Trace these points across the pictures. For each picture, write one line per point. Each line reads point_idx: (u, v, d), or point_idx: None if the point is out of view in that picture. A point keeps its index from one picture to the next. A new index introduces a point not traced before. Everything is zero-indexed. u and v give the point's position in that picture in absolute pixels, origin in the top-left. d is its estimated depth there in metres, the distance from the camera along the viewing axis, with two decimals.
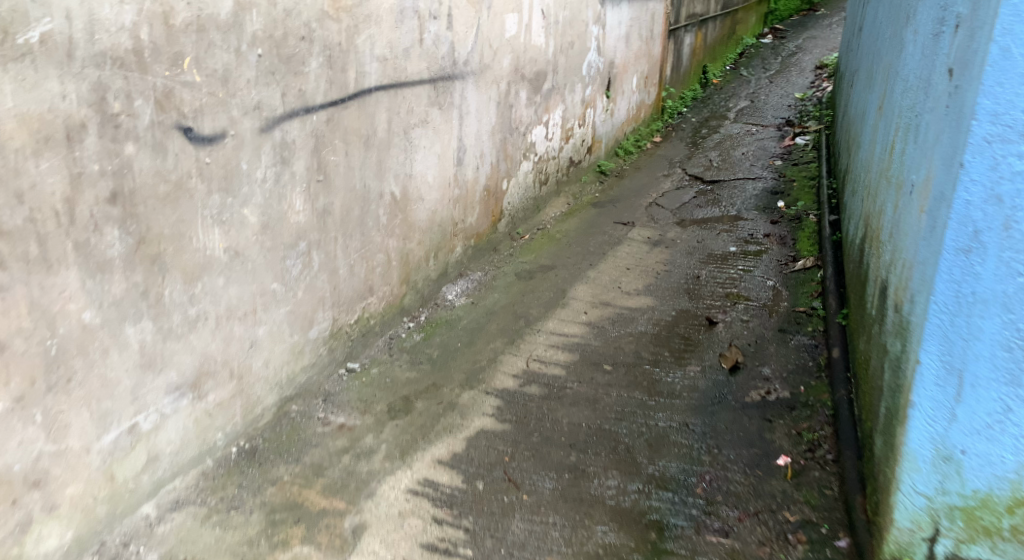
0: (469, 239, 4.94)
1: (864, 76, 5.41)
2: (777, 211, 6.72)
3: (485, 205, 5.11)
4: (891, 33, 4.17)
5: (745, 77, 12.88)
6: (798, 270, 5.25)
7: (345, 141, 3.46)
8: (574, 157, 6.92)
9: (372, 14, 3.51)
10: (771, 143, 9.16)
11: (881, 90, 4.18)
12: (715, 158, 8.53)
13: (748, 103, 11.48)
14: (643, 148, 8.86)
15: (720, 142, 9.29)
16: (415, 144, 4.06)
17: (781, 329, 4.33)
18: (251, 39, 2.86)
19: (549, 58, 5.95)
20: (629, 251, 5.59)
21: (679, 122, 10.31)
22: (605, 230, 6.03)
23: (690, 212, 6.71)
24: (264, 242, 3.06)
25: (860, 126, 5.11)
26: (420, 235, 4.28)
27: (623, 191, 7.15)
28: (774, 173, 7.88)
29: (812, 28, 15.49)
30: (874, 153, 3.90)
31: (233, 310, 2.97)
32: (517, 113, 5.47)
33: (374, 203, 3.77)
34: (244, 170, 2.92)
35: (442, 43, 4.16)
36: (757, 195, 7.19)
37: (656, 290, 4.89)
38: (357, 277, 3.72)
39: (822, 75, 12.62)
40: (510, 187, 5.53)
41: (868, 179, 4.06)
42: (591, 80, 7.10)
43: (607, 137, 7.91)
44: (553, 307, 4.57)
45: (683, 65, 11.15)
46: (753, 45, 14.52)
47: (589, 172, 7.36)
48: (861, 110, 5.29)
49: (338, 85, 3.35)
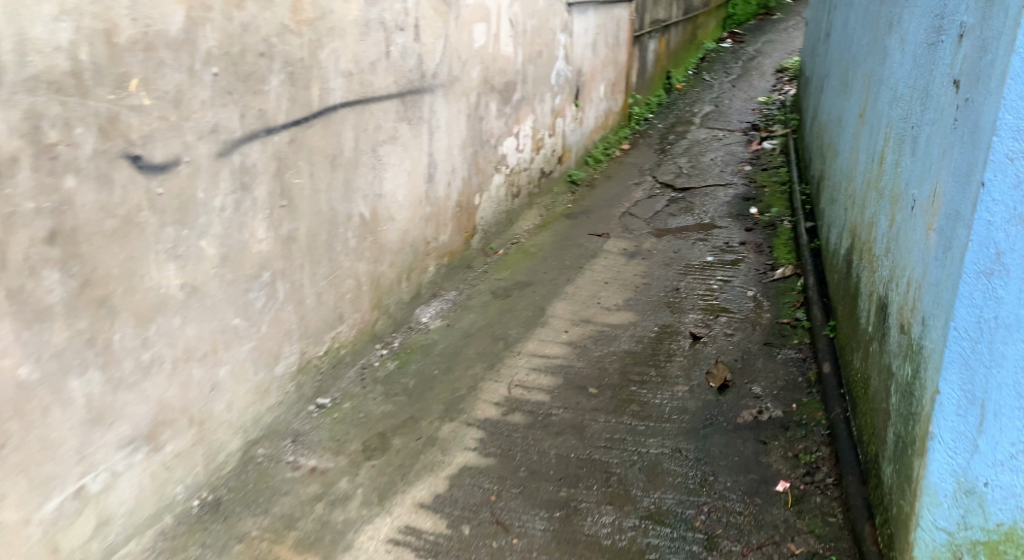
0: (442, 258, 4.74)
1: (835, 81, 5.34)
2: (752, 217, 6.60)
3: (457, 222, 4.93)
4: (867, 37, 4.08)
5: (709, 82, 12.85)
6: (777, 279, 5.10)
7: (309, 162, 3.26)
8: (544, 168, 6.75)
9: (335, 27, 3.31)
10: (739, 148, 9.08)
11: (859, 96, 4.08)
12: (685, 165, 8.42)
13: (714, 108, 11.44)
14: (612, 156, 8.73)
15: (688, 148, 9.19)
16: (384, 161, 3.86)
17: (767, 342, 4.15)
18: (205, 57, 2.64)
19: (517, 67, 5.78)
20: (605, 264, 5.42)
21: (646, 128, 10.21)
22: (580, 243, 5.86)
23: (665, 220, 6.57)
24: (224, 275, 2.84)
25: (834, 131, 5.02)
26: (392, 257, 4.08)
27: (595, 201, 7.01)
28: (745, 178, 7.79)
29: (771, 32, 15.57)
30: (857, 161, 3.80)
31: (192, 352, 2.75)
32: (487, 125, 5.29)
33: (342, 226, 3.56)
34: (200, 200, 2.70)
35: (409, 55, 3.97)
36: (730, 201, 7.08)
37: (636, 305, 4.72)
38: (327, 306, 3.51)
39: (784, 79, 12.65)
40: (482, 202, 5.34)
41: (850, 187, 3.96)
42: (560, 88, 6.95)
43: (576, 146, 7.76)
44: (532, 328, 4.38)
45: (648, 70, 11.07)
46: (715, 49, 14.53)
47: (560, 182, 7.20)
48: (834, 115, 5.22)
49: (301, 104, 3.15)
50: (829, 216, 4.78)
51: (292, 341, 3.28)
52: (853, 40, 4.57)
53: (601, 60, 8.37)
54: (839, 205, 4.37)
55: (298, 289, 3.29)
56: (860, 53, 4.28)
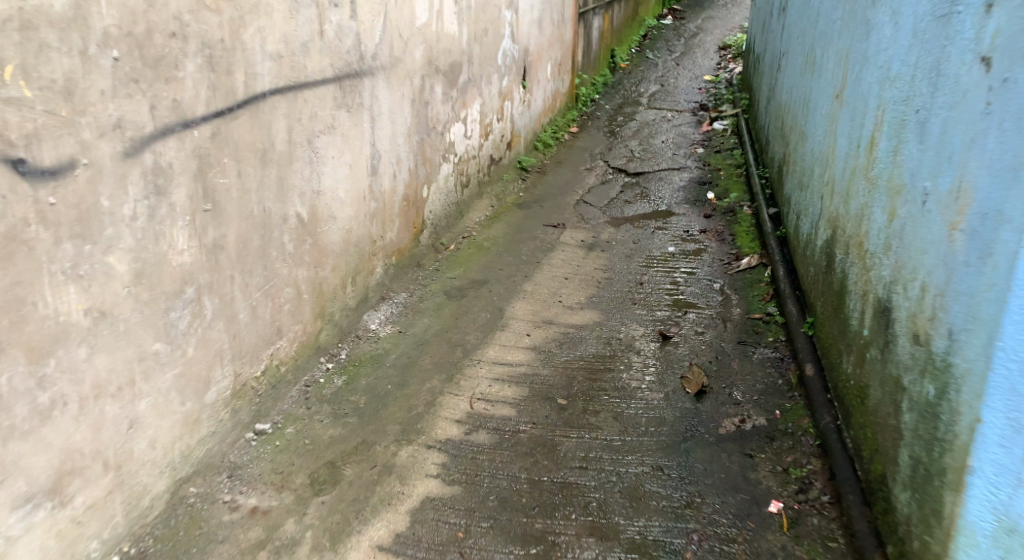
0: (390, 257, 4.37)
1: (798, 61, 5.13)
2: (709, 204, 6.39)
3: (405, 218, 4.55)
4: (839, 15, 3.85)
5: (653, 60, 12.63)
6: (744, 270, 4.94)
7: (236, 159, 2.85)
8: (494, 155, 6.41)
9: (260, 3, 2.90)
10: (689, 130, 8.89)
11: (832, 77, 3.86)
12: (636, 148, 8.17)
13: (659, 87, 11.22)
14: (561, 140, 8.43)
15: (638, 130, 8.95)
16: (322, 154, 3.47)
17: (741, 341, 3.97)
18: (101, 38, 2.22)
19: (463, 47, 5.41)
20: (563, 260, 5.13)
21: (593, 110, 9.94)
22: (535, 236, 5.56)
23: (620, 208, 6.32)
24: (139, 293, 2.43)
25: (799, 115, 4.82)
26: (336, 260, 3.69)
27: (547, 189, 6.71)
28: (698, 162, 7.58)
29: (711, 8, 15.42)
30: (834, 148, 3.57)
31: (103, 387, 2.34)
32: (433, 110, 4.92)
33: (277, 229, 3.17)
34: (105, 208, 2.29)
35: (345, 35, 3.57)
36: (685, 187, 6.86)
37: (600, 304, 4.46)
38: (262, 320, 3.12)
39: (727, 57, 12.52)
40: (430, 194, 4.98)
41: (826, 175, 3.75)
42: (507, 69, 6.60)
43: (525, 131, 7.43)
44: (491, 332, 4.06)
45: (593, 50, 10.78)
46: (656, 27, 14.30)
47: (510, 169, 6.87)
48: (798, 97, 5.01)
49: (222, 92, 2.74)
50: (798, 205, 4.58)
51: (225, 363, 2.88)
52: (821, 19, 4.35)
53: (547, 40, 8.04)
54: (810, 193, 4.15)
55: (230, 303, 2.89)
56: (830, 31, 4.05)
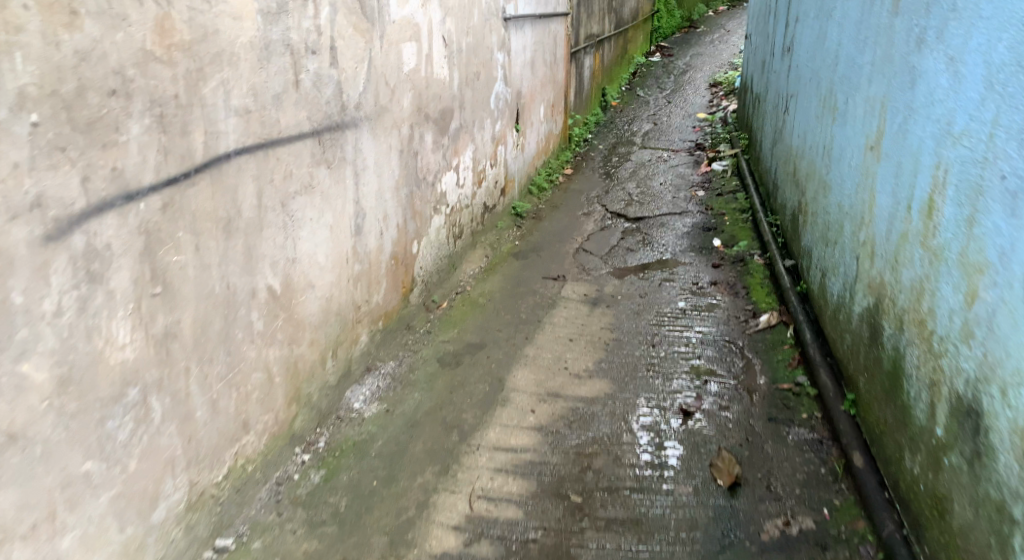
0: (377, 322, 3.91)
1: (810, 104, 4.83)
2: (717, 251, 6.02)
3: (393, 277, 4.10)
4: (864, 55, 3.54)
5: (644, 98, 12.36)
6: (763, 330, 4.58)
7: (194, 231, 2.44)
8: (487, 202, 6.03)
9: (223, 52, 2.51)
10: (686, 169, 8.58)
11: (861, 124, 3.53)
12: (634, 190, 7.82)
13: (653, 126, 10.92)
14: (556, 182, 8.07)
15: (635, 170, 8.61)
16: (299, 218, 3.05)
17: (771, 418, 3.60)
18: (15, 100, 1.87)
19: (454, 92, 5.04)
20: (566, 317, 4.72)
21: (586, 151, 9.60)
22: (535, 290, 5.13)
23: (623, 257, 5.93)
24: (65, 406, 2.04)
25: (816, 161, 4.49)
26: (315, 333, 3.24)
27: (544, 236, 6.32)
28: (701, 206, 7.24)
29: (698, 45, 15.25)
30: (872, 203, 3.23)
31: (11, 526, 1.92)
32: (423, 160, 4.53)
33: (243, 306, 2.73)
34: (16, 306, 1.90)
35: (325, 84, 3.18)
36: (690, 232, 6.50)
37: (609, 371, 4.04)
38: (225, 415, 2.68)
39: (719, 94, 12.28)
40: (421, 249, 4.56)
41: (860, 232, 3.40)
42: (499, 113, 6.25)
43: (519, 175, 7.06)
44: (490, 407, 3.62)
45: (586, 88, 10.48)
46: (644, 64, 14.07)
47: (504, 216, 6.48)
48: (812, 141, 4.70)
49: (176, 155, 2.33)
50: (821, 261, 4.23)
51: (177, 471, 2.46)
52: (839, 58, 4.05)
53: (539, 81, 7.72)
54: (839, 246, 3.80)
55: (186, 400, 2.46)
56: (854, 72, 3.73)
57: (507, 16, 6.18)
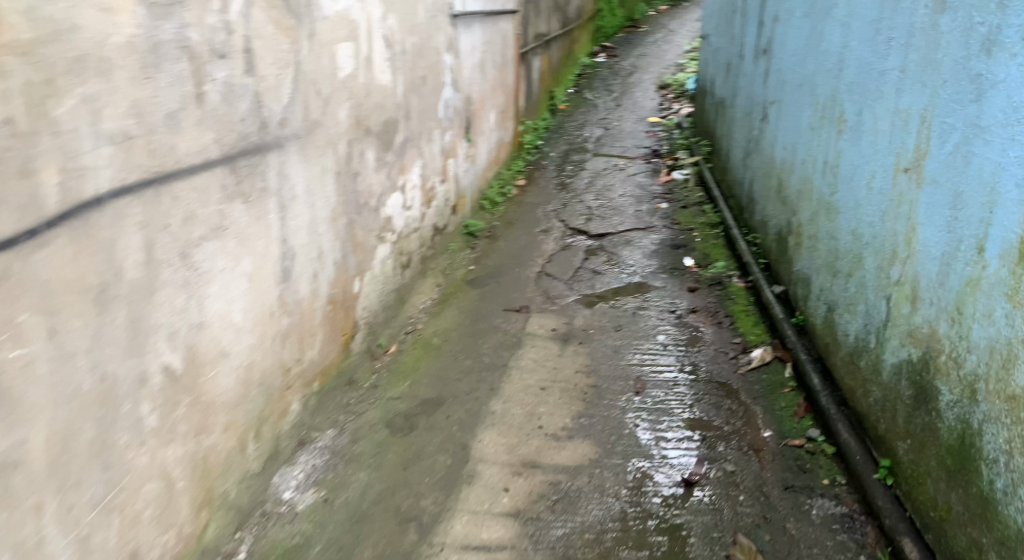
0: (311, 384, 3.25)
1: (803, 113, 4.36)
2: (691, 273, 5.47)
3: (331, 325, 3.44)
4: (892, 61, 3.06)
5: (592, 101, 11.83)
6: (758, 369, 4.02)
7: (46, 311, 1.81)
8: (437, 224, 5.42)
9: (86, 55, 1.87)
10: (644, 178, 8.08)
11: (888, 141, 3.05)
12: (593, 203, 7.27)
13: (604, 131, 10.41)
14: (508, 196, 7.52)
15: (592, 180, 8.08)
16: (206, 271, 2.40)
17: (787, 486, 3.06)
18: None
19: (398, 100, 4.39)
20: (534, 359, 4.12)
21: (538, 159, 9.03)
22: (498, 327, 4.52)
23: (590, 281, 5.36)
24: None
25: (815, 178, 4.01)
26: (231, 416, 2.61)
27: (501, 259, 5.76)
28: (666, 220, 6.73)
29: (641, 45, 14.85)
30: (913, 237, 2.73)
31: None
32: (365, 182, 3.88)
33: (128, 399, 2.06)
34: None
35: (239, 97, 2.52)
36: (658, 251, 5.95)
37: (592, 429, 3.44)
38: (107, 551, 2.03)
39: (668, 97, 11.88)
40: (365, 286, 3.91)
41: (891, 269, 2.90)
42: (448, 122, 5.65)
43: (470, 190, 6.46)
44: (454, 486, 3.03)
45: (535, 92, 9.90)
46: (589, 64, 13.55)
47: (456, 237, 5.94)
48: (807, 155, 4.21)
49: (15, 207, 1.73)
50: (824, 293, 3.74)
51: None
52: (848, 63, 3.56)
53: (489, 85, 7.13)
54: (854, 280, 3.31)
55: (36, 551, 1.82)
56: (874, 79, 3.24)
57: (455, 14, 5.55)
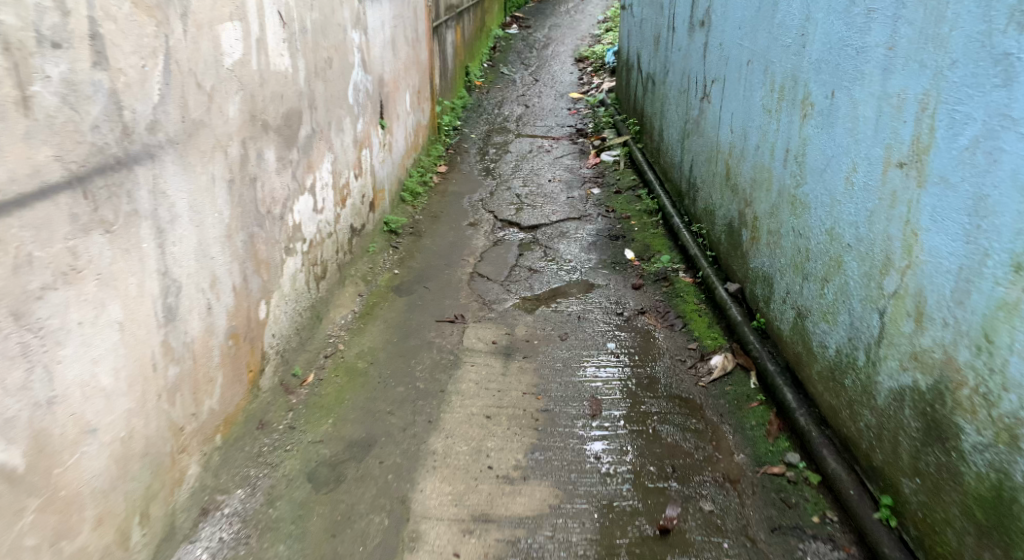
0: (212, 438, 2.71)
1: (754, 94, 3.96)
2: (634, 268, 5.17)
3: (232, 364, 2.90)
4: (874, 36, 2.65)
5: (509, 77, 11.31)
6: (717, 381, 3.67)
7: None
8: (354, 224, 4.89)
9: None
10: (572, 162, 7.72)
11: (873, 128, 2.65)
12: (522, 193, 6.86)
13: (525, 108, 9.93)
14: (430, 184, 7.06)
15: (518, 166, 7.67)
16: (54, 330, 1.90)
17: (775, 527, 2.71)
18: None
19: (300, 88, 3.83)
20: (476, 382, 3.66)
21: (458, 142, 8.50)
22: (431, 342, 4.04)
23: (527, 284, 5.01)
24: None
25: (774, 167, 3.62)
26: (102, 506, 2.07)
27: (429, 260, 5.35)
28: (600, 208, 6.38)
29: (554, 15, 14.39)
30: (913, 243, 2.35)
31: None
32: (267, 186, 3.33)
33: None
34: None
35: (88, 97, 2.00)
36: (595, 245, 5.65)
37: (549, 465, 3.02)
38: None
39: (586, 70, 11.50)
40: (273, 310, 3.36)
41: (885, 279, 2.50)
42: (360, 108, 5.08)
43: (389, 181, 5.94)
44: (394, 556, 2.58)
45: (450, 69, 9.33)
46: (503, 37, 13.02)
47: (376, 236, 5.44)
48: (762, 141, 3.83)
49: None
50: (794, 298, 3.36)
51: None
52: (813, 39, 3.16)
53: (403, 65, 6.57)
54: (833, 286, 2.92)
55: None
56: (850, 56, 2.84)
57: None
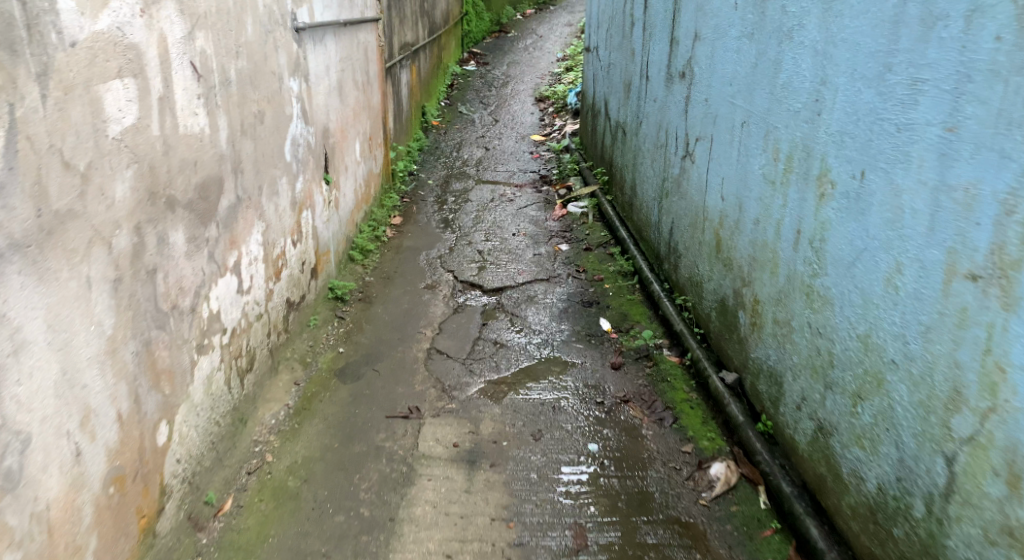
0: None
1: (753, 160, 3.45)
2: (611, 342, 4.63)
3: (113, 518, 2.30)
4: (922, 111, 2.14)
5: (467, 116, 10.80)
6: (722, 498, 3.11)
7: None
8: (291, 297, 4.26)
9: None
10: (536, 213, 7.19)
11: (926, 224, 2.13)
12: (485, 249, 6.30)
13: (484, 151, 9.40)
14: (383, 239, 6.46)
15: (478, 217, 7.10)
16: None
17: None
18: None
19: (221, 150, 3.26)
20: (433, 506, 3.08)
21: (414, 189, 7.91)
22: (380, 449, 3.39)
23: (491, 363, 4.42)
24: None
25: (782, 249, 3.11)
26: None
27: (379, 331, 4.73)
28: (570, 268, 5.85)
29: (513, 51, 13.97)
30: (999, 381, 1.89)
31: None
32: (179, 275, 2.71)
33: None
34: None
35: None
36: (567, 313, 5.08)
37: None
38: None
39: (547, 110, 11.07)
40: (177, 428, 2.71)
41: (954, 418, 2.02)
42: (300, 164, 4.50)
43: (335, 242, 5.34)
44: None
45: (404, 111, 8.76)
46: (461, 73, 12.54)
47: (319, 305, 4.81)
48: (764, 215, 3.32)
49: None
50: (812, 409, 2.83)
51: None
52: (833, 105, 2.67)
53: (352, 111, 6.00)
54: (871, 408, 2.37)
55: None
56: (886, 131, 2.31)
57: (298, 28, 4.43)
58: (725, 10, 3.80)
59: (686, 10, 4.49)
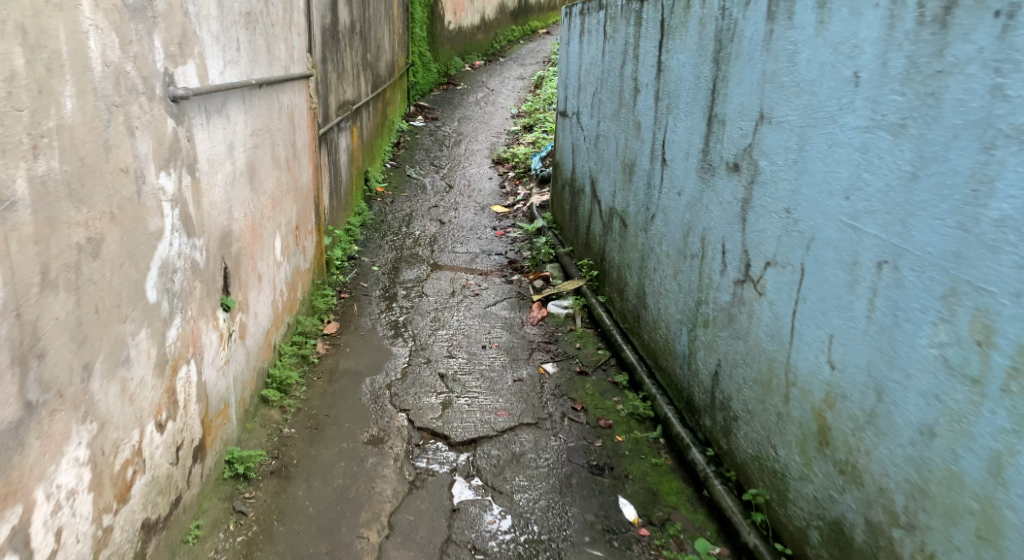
0: None
1: (916, 329, 2.10)
2: (644, 547, 3.21)
3: None
4: None
5: (418, 181, 9.36)
6: None
7: None
8: (156, 513, 2.77)
9: None
10: (508, 315, 5.74)
11: None
12: (449, 373, 4.80)
13: (439, 227, 7.95)
14: (312, 360, 4.91)
15: (435, 321, 5.60)
16: None
17: None
18: None
19: None
20: None
21: (355, 280, 6.41)
22: None
23: None
24: None
25: (1013, 512, 1.84)
26: None
27: (299, 537, 3.25)
28: (563, 404, 4.38)
29: (463, 105, 12.68)
30: None
31: None
32: None
33: None
34: None
35: None
36: (573, 488, 3.62)
37: None
38: None
39: (507, 175, 9.74)
40: None
41: None
42: (178, 300, 3.01)
43: (238, 388, 3.80)
44: None
45: (342, 182, 7.27)
46: (408, 129, 11.18)
47: (209, 497, 3.29)
48: (949, 429, 2.01)
49: None
50: None
51: None
52: None
53: (269, 199, 4.50)
54: None
55: None
56: None
57: (179, 99, 2.96)
58: (829, 85, 2.47)
59: (739, 77, 3.16)
